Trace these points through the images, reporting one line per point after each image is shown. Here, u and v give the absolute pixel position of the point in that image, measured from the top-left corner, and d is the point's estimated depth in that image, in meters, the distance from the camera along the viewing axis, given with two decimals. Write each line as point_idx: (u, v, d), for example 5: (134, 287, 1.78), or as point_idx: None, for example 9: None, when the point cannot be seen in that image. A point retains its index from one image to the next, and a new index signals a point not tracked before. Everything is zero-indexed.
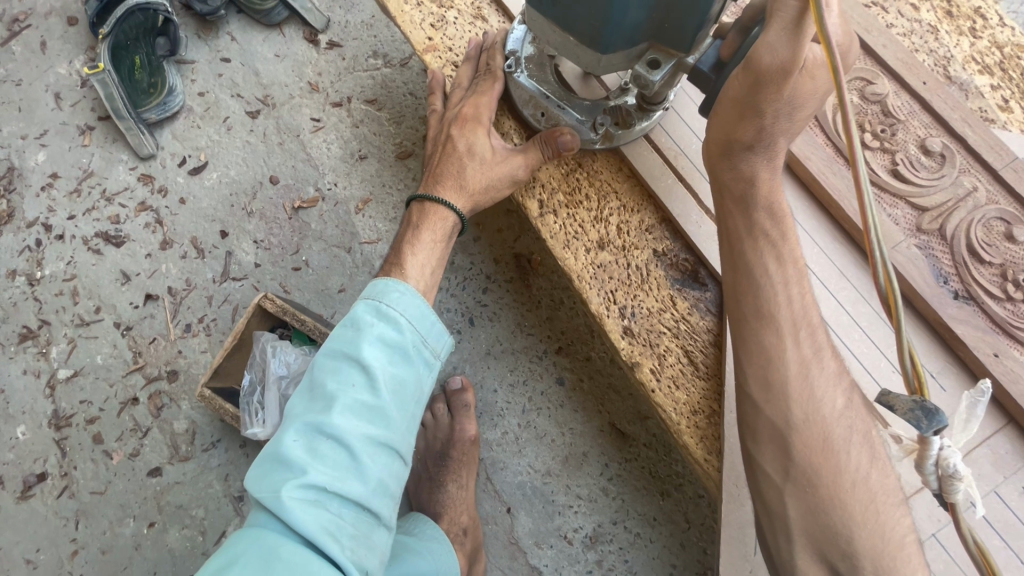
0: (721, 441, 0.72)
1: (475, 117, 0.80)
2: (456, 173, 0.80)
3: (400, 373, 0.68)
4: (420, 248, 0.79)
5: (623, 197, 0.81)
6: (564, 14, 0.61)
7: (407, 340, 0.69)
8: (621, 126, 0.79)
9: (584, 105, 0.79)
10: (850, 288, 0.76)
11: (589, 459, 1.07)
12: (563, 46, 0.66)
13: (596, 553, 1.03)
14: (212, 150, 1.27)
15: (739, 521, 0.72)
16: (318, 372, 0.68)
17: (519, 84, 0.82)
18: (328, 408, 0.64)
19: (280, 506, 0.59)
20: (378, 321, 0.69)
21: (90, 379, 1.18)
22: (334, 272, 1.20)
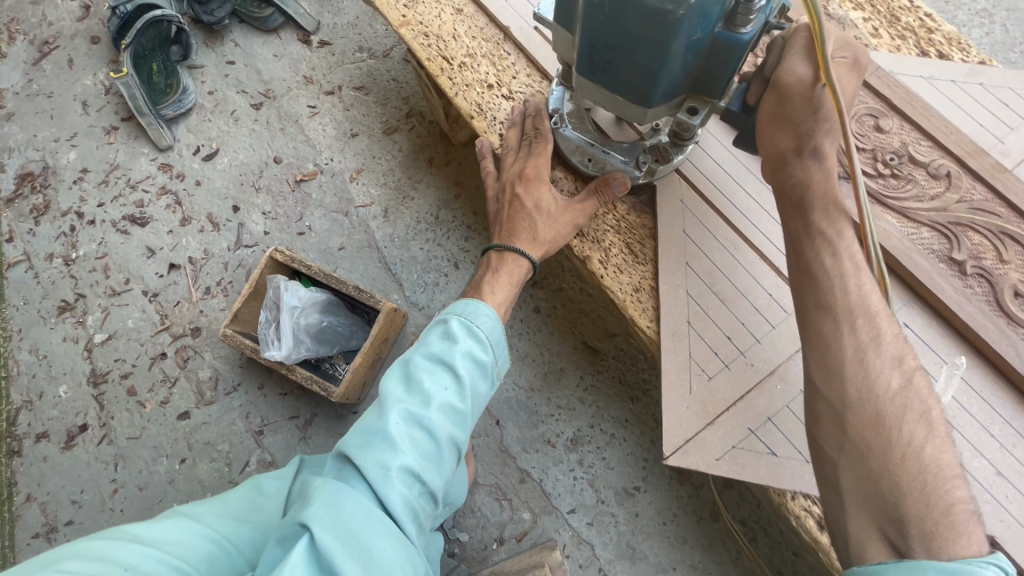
0: (659, 309, 0.86)
1: (537, 176, 0.92)
2: (527, 228, 0.90)
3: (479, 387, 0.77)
4: (499, 288, 0.88)
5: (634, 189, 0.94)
6: (615, 79, 0.71)
7: (490, 362, 0.79)
8: (661, 162, 0.89)
9: (624, 148, 0.93)
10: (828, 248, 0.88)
11: (566, 374, 1.21)
12: (610, 103, 0.77)
13: (577, 453, 1.16)
14: (223, 139, 1.45)
15: (675, 369, 0.83)
16: (415, 367, 0.75)
17: (565, 137, 0.95)
18: (427, 405, 0.72)
19: (378, 477, 0.66)
20: (470, 337, 0.78)
21: (123, 341, 1.33)
22: (335, 233, 1.36)
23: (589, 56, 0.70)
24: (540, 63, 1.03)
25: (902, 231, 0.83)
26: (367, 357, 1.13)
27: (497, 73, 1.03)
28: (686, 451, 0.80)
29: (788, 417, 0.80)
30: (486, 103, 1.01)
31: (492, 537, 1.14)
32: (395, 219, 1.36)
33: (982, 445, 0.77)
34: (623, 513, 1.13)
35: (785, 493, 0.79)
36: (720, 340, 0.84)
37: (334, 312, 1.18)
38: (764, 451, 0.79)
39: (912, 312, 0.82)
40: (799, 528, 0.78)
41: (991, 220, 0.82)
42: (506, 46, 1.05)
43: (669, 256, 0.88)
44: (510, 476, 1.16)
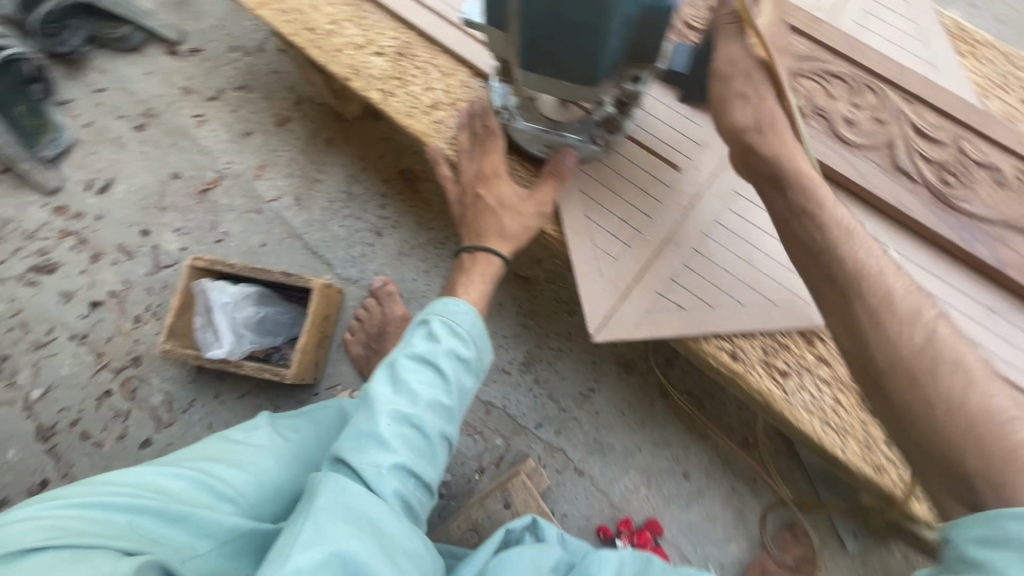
0: (560, 212, 0.94)
1: (495, 174, 0.92)
2: (494, 225, 0.91)
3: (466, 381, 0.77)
4: (472, 288, 0.89)
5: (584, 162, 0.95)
6: (560, 65, 0.73)
7: (474, 357, 0.78)
8: (613, 132, 0.94)
9: (577, 126, 0.93)
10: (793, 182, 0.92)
11: (505, 306, 1.28)
12: (559, 90, 0.79)
13: (532, 374, 1.25)
14: (114, 168, 1.42)
15: (584, 258, 0.91)
16: (401, 369, 0.75)
17: (519, 131, 0.95)
18: (416, 404, 0.72)
19: (376, 478, 0.65)
20: (452, 335, 0.77)
21: (62, 389, 1.30)
22: (253, 233, 1.37)
23: (532, 47, 0.72)
24: (400, 14, 1.07)
25: None
26: (312, 334, 1.17)
27: (365, 34, 1.06)
28: (610, 326, 0.89)
29: (686, 272, 0.90)
30: (359, 63, 1.04)
31: (472, 470, 1.21)
32: (308, 205, 1.38)
33: None
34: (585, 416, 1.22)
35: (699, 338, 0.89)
36: (617, 224, 0.93)
37: (269, 301, 1.20)
38: (672, 307, 0.89)
39: None
40: (716, 364, 0.89)
41: (816, 65, 0.94)
42: (366, 7, 1.09)
43: None
44: (475, 410, 1.24)
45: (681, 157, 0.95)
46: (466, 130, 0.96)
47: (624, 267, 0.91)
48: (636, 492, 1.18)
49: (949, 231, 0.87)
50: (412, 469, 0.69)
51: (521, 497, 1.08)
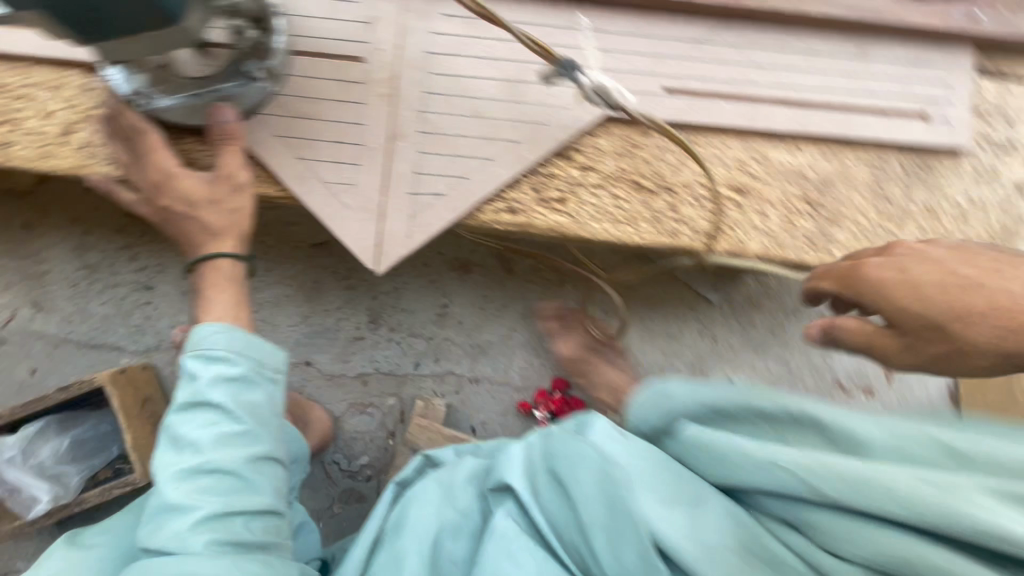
0: (272, 169, 0.83)
1: (162, 173, 0.77)
2: (201, 229, 0.78)
3: (256, 396, 0.67)
4: (214, 308, 0.75)
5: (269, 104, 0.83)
6: (122, 20, 0.62)
7: (251, 368, 0.68)
8: (268, 58, 0.81)
9: (227, 73, 0.80)
10: (487, 18, 0.85)
11: (321, 280, 1.20)
12: (155, 45, 0.68)
13: (383, 325, 1.21)
14: None
15: (321, 202, 0.83)
16: (174, 424, 0.66)
17: (170, 111, 0.79)
18: (199, 453, 0.64)
19: (179, 545, 0.60)
20: (208, 362, 0.66)
21: None
22: (13, 365, 1.16)
23: (75, 13, 0.61)
24: None
25: None
26: (134, 427, 1.01)
27: None
28: (384, 252, 0.84)
29: (425, 159, 0.84)
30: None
31: (383, 440, 1.19)
32: (53, 302, 1.17)
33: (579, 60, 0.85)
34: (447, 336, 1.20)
35: (472, 211, 0.86)
36: (334, 149, 0.84)
37: (69, 424, 1.05)
38: (431, 198, 0.84)
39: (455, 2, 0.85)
40: (499, 226, 0.87)
41: None
42: None
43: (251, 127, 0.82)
44: (354, 388, 1.20)
45: (356, 45, 0.84)
46: (113, 135, 0.79)
47: (363, 186, 0.84)
48: (530, 366, 1.22)
49: None
50: (230, 514, 0.63)
51: None
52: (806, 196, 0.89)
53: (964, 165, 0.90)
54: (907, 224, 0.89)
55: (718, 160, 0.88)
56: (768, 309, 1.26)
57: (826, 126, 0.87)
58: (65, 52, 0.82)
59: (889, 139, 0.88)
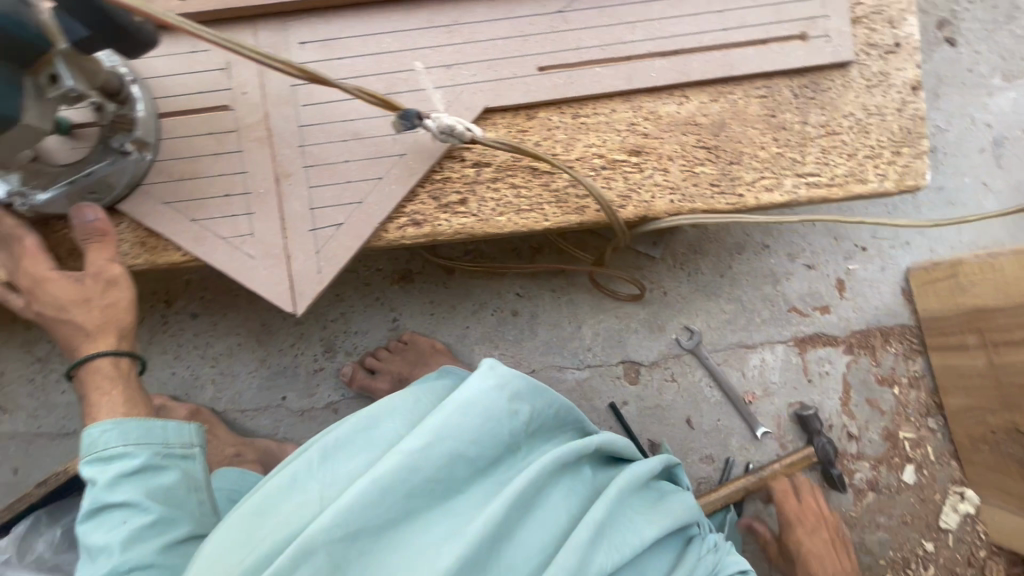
0: (169, 237, 0.83)
1: (33, 280, 0.79)
2: (75, 331, 0.79)
3: (165, 479, 0.73)
4: (103, 410, 0.76)
5: (150, 173, 0.83)
6: None
7: (153, 454, 0.73)
8: (134, 127, 0.80)
9: (97, 153, 0.80)
10: (345, 37, 0.83)
11: (268, 322, 1.21)
12: (11, 144, 0.67)
13: (340, 351, 1.22)
14: None
15: (225, 257, 0.83)
16: (89, 532, 0.70)
17: (51, 202, 0.79)
18: (116, 553, 0.67)
19: None
20: (106, 464, 0.71)
21: None
22: None
23: None
24: None
25: None
26: None
27: None
28: (299, 293, 0.84)
29: (317, 192, 0.84)
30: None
31: None
32: (15, 401, 1.19)
33: (446, 58, 0.84)
34: (395, 360, 1.18)
35: (378, 231, 0.85)
36: (222, 203, 0.84)
37: (53, 517, 1.06)
38: (332, 229, 0.84)
39: (308, 27, 0.83)
40: (409, 240, 0.87)
41: None
42: None
43: (139, 202, 0.83)
44: (326, 418, 1.22)
45: (221, 95, 0.84)
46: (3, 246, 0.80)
47: (261, 232, 0.84)
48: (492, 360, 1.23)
49: None
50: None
51: None
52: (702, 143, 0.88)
53: (852, 75, 0.89)
54: (808, 147, 0.88)
55: (605, 127, 0.87)
56: (711, 253, 1.26)
57: (706, 68, 0.87)
58: None
59: (772, 67, 0.87)
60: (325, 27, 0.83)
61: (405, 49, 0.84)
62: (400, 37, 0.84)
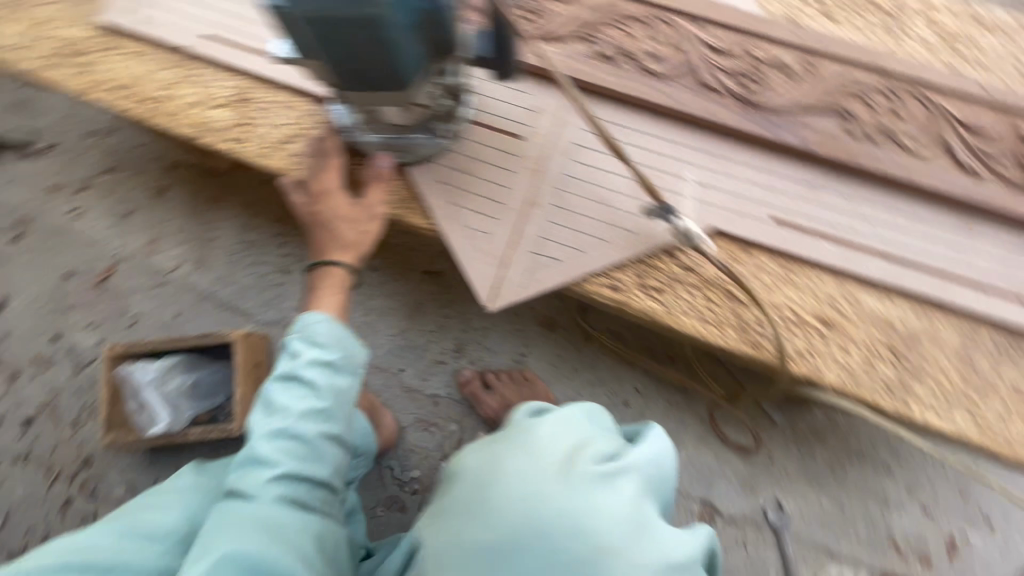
0: (428, 206, 1.02)
1: (325, 190, 1.00)
2: (331, 239, 1.01)
3: (339, 382, 0.87)
4: (323, 303, 0.98)
5: (443, 155, 1.02)
6: (374, 81, 0.81)
7: (341, 358, 0.88)
8: (454, 121, 1.01)
9: (421, 126, 1.00)
10: (634, 128, 1.00)
11: (424, 302, 1.36)
12: (387, 99, 0.87)
13: (466, 355, 1.34)
14: (5, 284, 1.41)
15: (461, 241, 0.99)
16: (272, 391, 0.86)
17: (373, 144, 1.02)
18: (288, 418, 0.83)
19: (258, 490, 0.79)
20: (310, 348, 0.87)
21: (22, 512, 1.31)
22: (164, 306, 1.39)
23: (344, 73, 0.80)
24: (225, 61, 1.08)
25: (561, 50, 1.02)
26: (246, 384, 1.20)
27: (198, 89, 1.08)
28: (499, 294, 0.98)
29: (553, 228, 0.99)
30: (203, 120, 1.07)
31: (437, 460, 1.30)
32: (211, 263, 1.41)
33: (705, 179, 0.98)
34: (508, 388, 1.27)
35: (583, 279, 0.99)
36: (480, 202, 1.01)
37: (195, 366, 1.23)
38: (550, 261, 0.99)
39: (608, 109, 1.01)
40: (601, 299, 0.99)
41: (611, 11, 1.03)
42: (194, 63, 1.09)
43: (422, 173, 1.02)
44: (425, 406, 1.32)
45: (520, 126, 1.03)
46: (317, 157, 1.02)
47: (496, 237, 1.00)
48: None
49: (757, 127, 0.97)
50: (303, 468, 0.82)
51: None
52: (888, 345, 0.94)
53: None
54: (984, 396, 0.92)
55: (809, 292, 0.96)
56: (831, 445, 1.26)
57: (917, 284, 0.94)
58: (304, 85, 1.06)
59: (981, 315, 0.93)
60: (622, 114, 1.00)
61: (676, 159, 0.98)
62: (676, 147, 0.99)
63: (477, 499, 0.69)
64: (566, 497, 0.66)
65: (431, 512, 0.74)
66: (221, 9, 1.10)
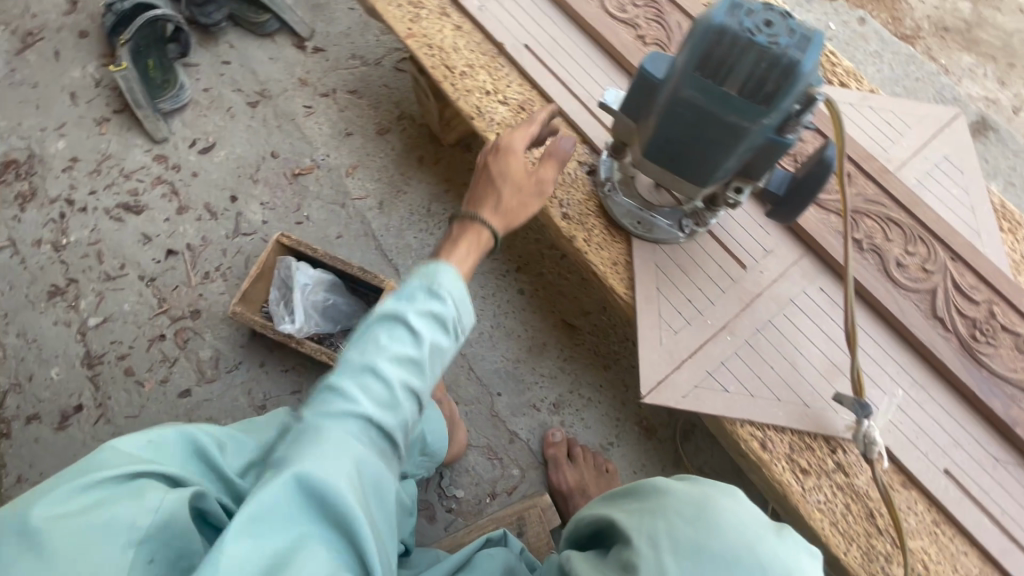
0: (634, 279, 1.05)
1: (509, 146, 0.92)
2: (490, 197, 0.88)
3: (434, 340, 0.67)
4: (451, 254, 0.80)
5: (670, 245, 1.06)
6: (682, 166, 0.85)
7: (454, 317, 0.69)
8: (701, 224, 1.04)
9: (668, 212, 1.05)
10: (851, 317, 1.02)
11: (548, 347, 1.38)
12: (672, 182, 0.92)
13: (560, 415, 1.34)
14: (220, 133, 1.54)
15: (649, 325, 1.02)
16: (368, 326, 0.67)
17: (618, 204, 1.07)
18: (378, 359, 0.64)
19: (326, 437, 0.59)
20: (431, 290, 0.68)
21: (118, 323, 1.37)
22: (332, 223, 1.47)
23: (661, 148, 0.84)
24: (529, 73, 1.18)
25: (818, 216, 1.07)
26: None
27: (494, 82, 1.18)
28: (659, 391, 0.99)
29: (736, 361, 1.01)
30: (485, 107, 1.16)
31: (485, 492, 1.28)
32: (390, 211, 1.49)
33: (898, 398, 0.98)
34: (589, 470, 1.25)
35: (740, 422, 0.98)
36: (682, 302, 1.03)
37: (338, 291, 1.28)
38: (718, 388, 0.99)
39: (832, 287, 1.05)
40: (746, 449, 0.98)
41: (878, 208, 1.08)
42: (501, 60, 1.20)
43: (645, 249, 1.06)
44: (501, 437, 1.32)
45: (749, 258, 1.06)
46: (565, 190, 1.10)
47: (681, 340, 1.01)
48: None
49: (970, 379, 0.97)
50: (381, 426, 0.63)
51: (534, 529, 1.14)
52: None
53: None
54: None
55: (951, 559, 0.92)
56: None
57: None
58: (582, 124, 1.13)
59: None
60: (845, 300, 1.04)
61: (879, 365, 1.00)
62: (883, 354, 1.00)
63: (692, 513, 0.66)
64: (780, 551, 0.62)
65: (633, 510, 0.70)
66: (547, 31, 1.21)
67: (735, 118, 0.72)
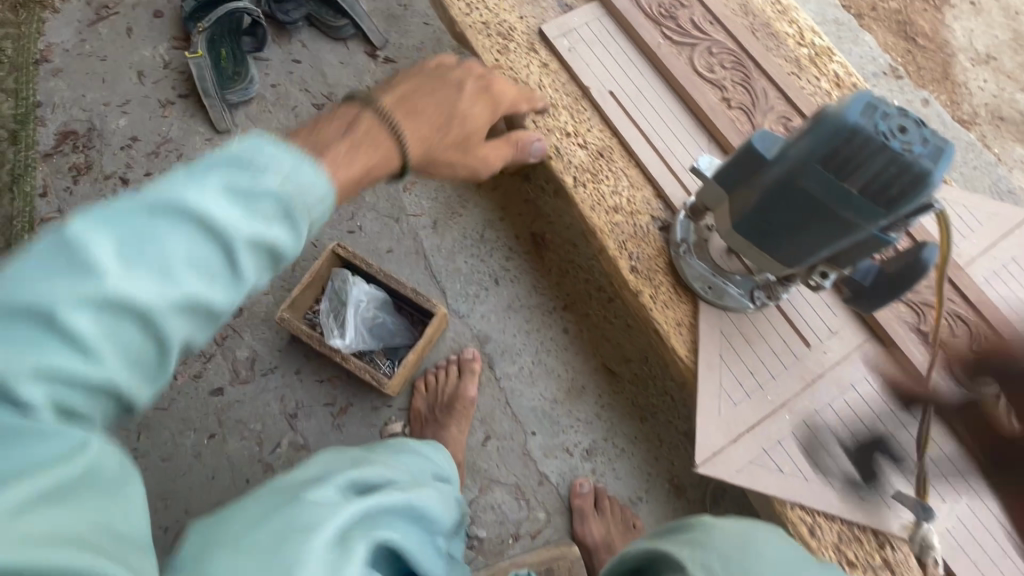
0: (697, 343, 1.04)
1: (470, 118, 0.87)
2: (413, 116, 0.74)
3: (219, 297, 0.48)
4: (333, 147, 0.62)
5: (737, 313, 1.05)
6: (774, 243, 0.85)
7: (281, 217, 0.50)
8: (772, 298, 1.02)
9: (740, 281, 1.04)
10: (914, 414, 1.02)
11: (587, 391, 1.36)
12: (758, 256, 0.91)
13: (591, 462, 1.32)
14: (282, 131, 1.53)
15: (709, 394, 1.01)
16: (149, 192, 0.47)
17: (690, 266, 1.06)
18: (140, 246, 0.44)
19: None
20: (255, 180, 0.49)
21: None
22: (384, 237, 1.46)
23: (756, 224, 0.84)
24: (612, 121, 1.18)
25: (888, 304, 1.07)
26: (417, 356, 1.23)
27: (575, 124, 1.18)
28: (713, 463, 0.97)
29: (793, 442, 0.99)
30: (564, 149, 1.16)
31: (508, 532, 1.26)
32: (443, 231, 1.47)
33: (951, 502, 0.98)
34: (616, 525, 1.23)
35: (792, 505, 0.97)
36: (744, 374, 1.02)
37: (387, 307, 1.27)
38: (773, 467, 0.98)
39: (898, 378, 1.03)
40: (795, 534, 0.96)
41: (947, 303, 1.07)
42: (585, 103, 1.20)
43: (711, 315, 1.05)
44: (530, 478, 1.30)
45: (814, 337, 1.05)
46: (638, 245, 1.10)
47: (739, 413, 1.00)
48: None
49: None
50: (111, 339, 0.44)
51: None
52: None
53: None
54: None
55: None
56: None
57: None
58: (660, 179, 1.13)
59: None
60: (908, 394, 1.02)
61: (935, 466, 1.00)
62: (939, 457, 1.00)
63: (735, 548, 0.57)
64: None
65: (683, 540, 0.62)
66: (633, 81, 1.21)
67: (849, 208, 0.72)
